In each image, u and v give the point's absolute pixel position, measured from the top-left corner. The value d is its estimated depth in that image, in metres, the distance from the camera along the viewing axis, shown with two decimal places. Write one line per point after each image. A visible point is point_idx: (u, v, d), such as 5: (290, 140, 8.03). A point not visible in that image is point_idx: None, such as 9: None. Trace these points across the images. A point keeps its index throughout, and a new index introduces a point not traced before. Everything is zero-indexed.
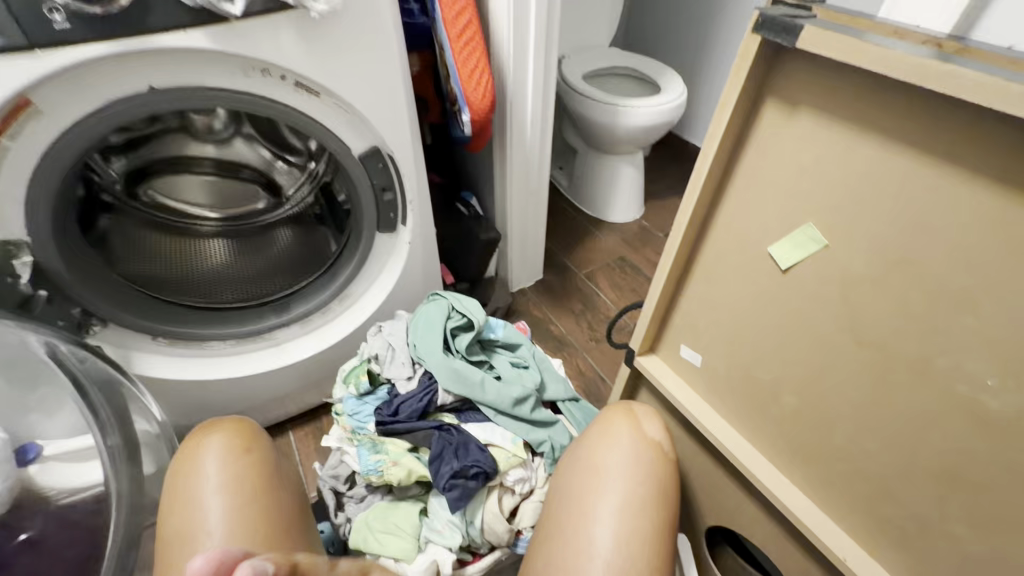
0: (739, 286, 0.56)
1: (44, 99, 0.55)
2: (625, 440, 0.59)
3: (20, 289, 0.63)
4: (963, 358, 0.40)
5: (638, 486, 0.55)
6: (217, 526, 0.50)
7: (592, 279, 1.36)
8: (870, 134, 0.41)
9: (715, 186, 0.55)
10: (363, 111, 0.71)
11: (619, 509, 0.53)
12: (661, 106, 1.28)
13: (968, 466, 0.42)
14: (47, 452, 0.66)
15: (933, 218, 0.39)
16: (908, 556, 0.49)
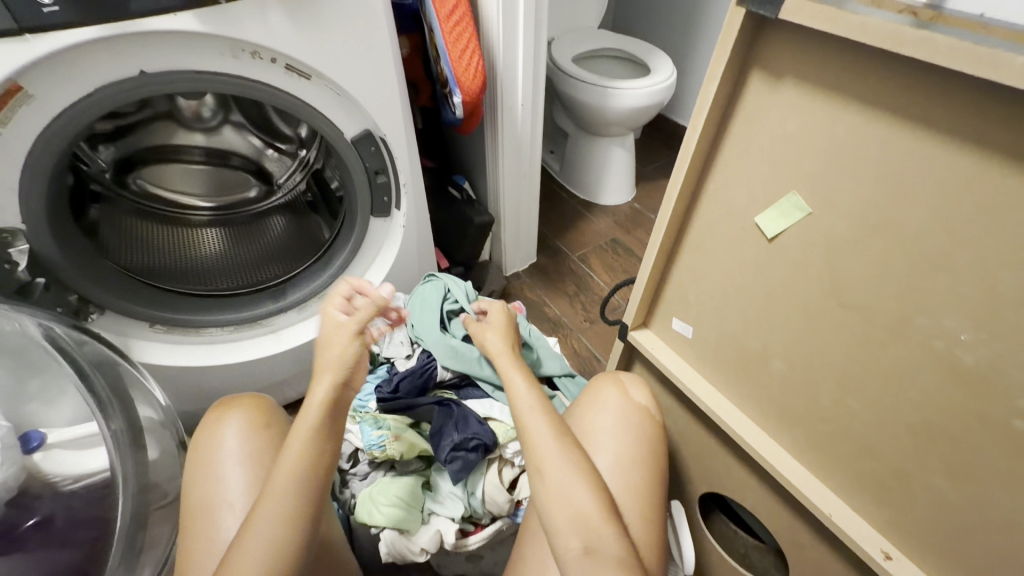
0: (728, 257, 0.58)
1: (33, 85, 0.55)
2: (615, 406, 0.64)
3: (18, 275, 0.64)
4: (939, 315, 0.42)
5: (627, 447, 0.60)
6: (237, 497, 0.57)
7: (585, 261, 1.37)
8: (851, 102, 0.42)
9: (703, 159, 0.56)
10: (355, 93, 0.71)
11: (611, 468, 0.59)
12: (651, 86, 1.28)
13: (944, 418, 0.44)
14: (50, 440, 0.65)
15: (911, 183, 0.41)
16: (889, 508, 0.52)
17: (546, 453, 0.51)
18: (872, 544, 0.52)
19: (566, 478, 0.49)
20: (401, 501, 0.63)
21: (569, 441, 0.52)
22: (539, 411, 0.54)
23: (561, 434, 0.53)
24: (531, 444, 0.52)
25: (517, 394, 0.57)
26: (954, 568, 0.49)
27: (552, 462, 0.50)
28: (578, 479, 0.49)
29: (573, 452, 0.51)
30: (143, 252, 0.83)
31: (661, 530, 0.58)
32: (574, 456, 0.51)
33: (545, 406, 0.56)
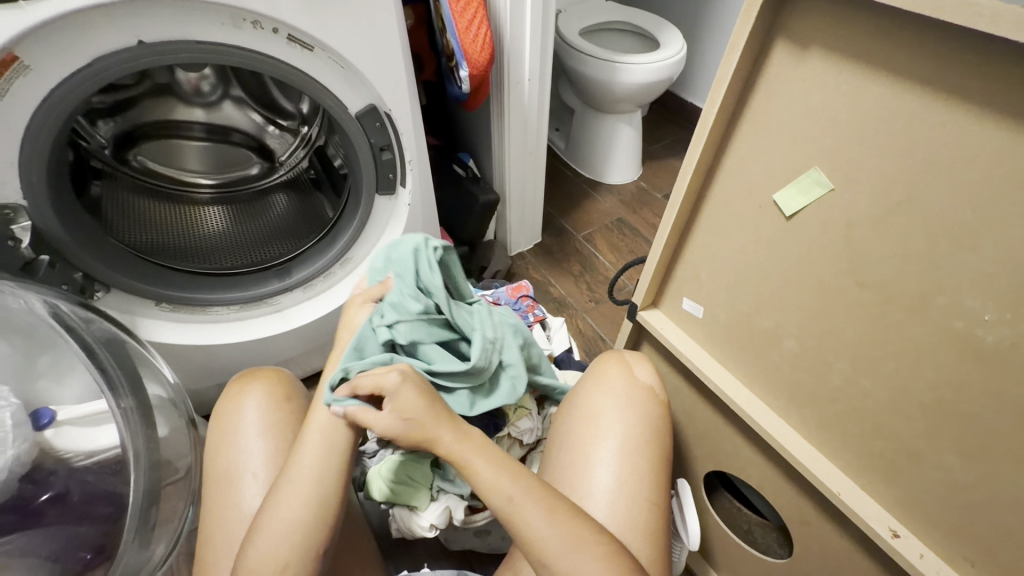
0: (744, 235, 0.57)
1: (29, 55, 0.53)
2: (619, 388, 0.64)
3: (21, 252, 0.63)
4: (962, 295, 0.41)
5: (631, 429, 0.61)
6: (260, 467, 0.58)
7: (590, 241, 1.36)
8: (880, 74, 0.41)
9: (721, 134, 0.54)
10: (359, 65, 0.69)
11: (616, 451, 0.59)
12: (661, 61, 1.25)
13: (961, 399, 0.44)
14: (61, 417, 0.66)
15: (939, 157, 0.39)
16: (898, 487, 0.52)
17: (545, 532, 0.46)
18: (878, 522, 0.53)
19: (577, 566, 0.45)
20: (410, 479, 0.63)
21: (565, 516, 0.48)
22: (524, 495, 0.48)
23: (556, 517, 0.47)
24: (529, 538, 0.47)
25: (485, 485, 0.49)
26: (960, 546, 0.49)
27: (562, 553, 0.46)
28: (589, 561, 0.45)
29: (575, 526, 0.47)
30: (146, 230, 0.82)
31: (665, 505, 0.59)
32: (575, 532, 0.47)
33: (527, 488, 0.49)
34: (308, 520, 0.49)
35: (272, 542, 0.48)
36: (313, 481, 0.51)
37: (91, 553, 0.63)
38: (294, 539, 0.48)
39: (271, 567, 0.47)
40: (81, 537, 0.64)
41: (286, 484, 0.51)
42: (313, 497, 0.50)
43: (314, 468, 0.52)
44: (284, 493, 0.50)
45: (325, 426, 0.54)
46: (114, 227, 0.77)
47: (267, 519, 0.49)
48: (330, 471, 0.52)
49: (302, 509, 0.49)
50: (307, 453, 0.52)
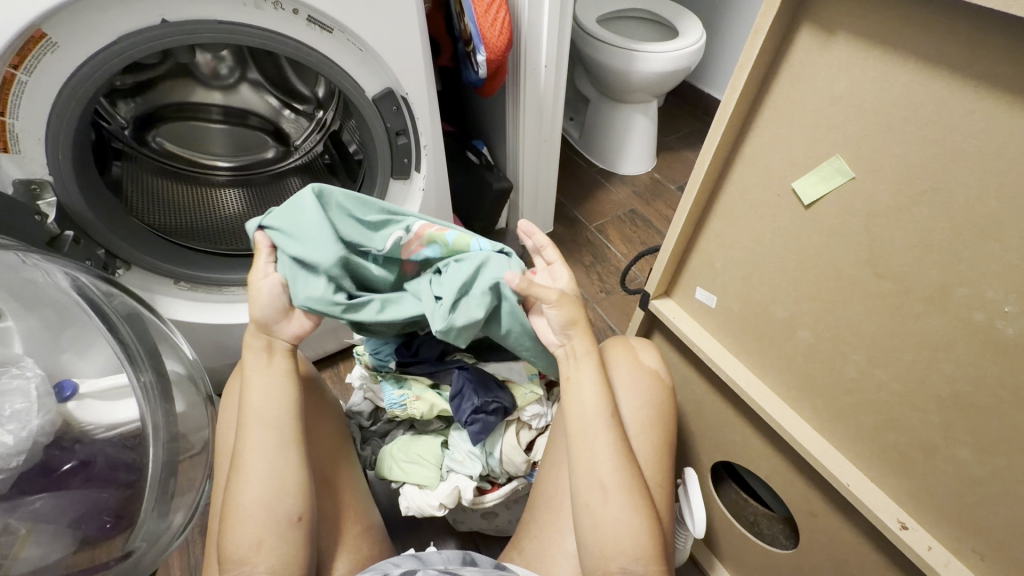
0: (760, 224, 0.56)
1: (57, 33, 0.54)
2: (624, 371, 0.63)
3: (47, 228, 0.64)
4: (983, 286, 0.41)
5: (634, 409, 0.61)
6: None
7: (602, 231, 1.35)
8: (907, 59, 0.40)
9: (743, 120, 0.54)
10: (377, 49, 0.69)
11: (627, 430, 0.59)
12: (680, 50, 1.23)
13: (977, 393, 0.44)
14: (83, 390, 0.68)
15: (965, 145, 0.39)
16: (909, 479, 0.52)
17: (604, 472, 0.51)
18: (887, 514, 0.53)
19: (615, 506, 0.50)
20: (420, 458, 0.66)
21: (627, 463, 0.52)
22: (604, 429, 0.53)
23: (622, 459, 0.52)
24: (593, 462, 0.52)
25: (585, 404, 0.55)
26: (970, 539, 0.49)
27: (612, 488, 0.51)
28: (629, 506, 0.50)
29: (629, 476, 0.51)
30: (164, 210, 0.83)
31: (669, 487, 0.60)
32: (627, 481, 0.51)
33: (612, 424, 0.54)
34: (276, 497, 0.51)
35: (245, 523, 0.49)
36: (265, 463, 0.52)
37: (110, 520, 0.67)
38: (265, 517, 0.50)
39: (250, 541, 0.49)
40: (103, 503, 0.67)
41: (243, 475, 0.51)
42: (277, 476, 0.51)
43: (264, 450, 0.52)
44: (244, 476, 0.51)
45: (260, 411, 0.54)
46: (134, 207, 0.78)
47: (235, 503, 0.51)
48: (278, 449, 0.53)
49: (266, 487, 0.51)
50: (251, 439, 0.53)
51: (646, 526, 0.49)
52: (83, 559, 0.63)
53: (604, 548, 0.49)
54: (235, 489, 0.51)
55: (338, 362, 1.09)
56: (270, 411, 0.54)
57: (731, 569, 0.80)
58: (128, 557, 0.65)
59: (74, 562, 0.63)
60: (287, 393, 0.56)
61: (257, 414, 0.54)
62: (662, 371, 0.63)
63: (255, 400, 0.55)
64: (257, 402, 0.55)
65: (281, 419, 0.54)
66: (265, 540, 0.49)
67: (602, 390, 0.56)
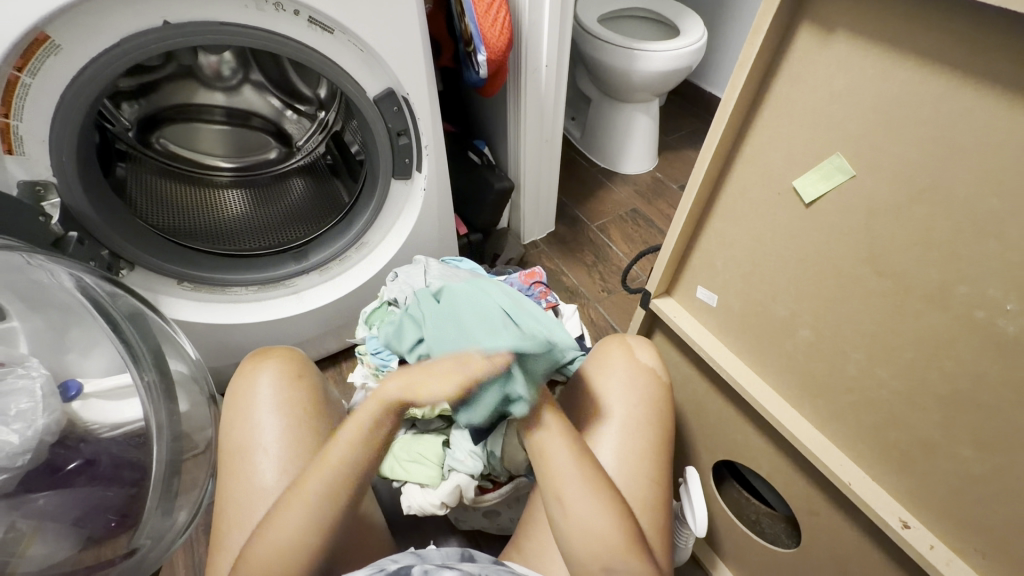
0: (760, 222, 0.56)
1: (61, 36, 0.54)
2: (620, 369, 0.64)
3: (52, 229, 0.65)
4: (984, 284, 0.41)
5: (624, 407, 0.62)
6: (274, 441, 0.60)
7: (604, 231, 1.35)
8: (906, 56, 0.40)
9: (742, 119, 0.54)
10: (378, 49, 0.69)
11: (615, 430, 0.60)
12: (681, 49, 1.23)
13: (979, 392, 0.44)
14: (87, 390, 0.69)
15: (963, 143, 0.39)
16: (911, 479, 0.52)
17: (564, 476, 0.53)
18: (889, 513, 0.53)
19: (584, 512, 0.51)
20: (422, 457, 0.66)
21: (587, 465, 0.54)
22: (560, 436, 0.55)
23: (581, 463, 0.53)
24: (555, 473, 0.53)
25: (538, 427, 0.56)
26: (971, 538, 0.49)
27: (576, 494, 0.52)
28: (600, 510, 0.51)
29: (594, 479, 0.53)
30: (168, 212, 0.84)
31: (667, 486, 0.60)
32: (593, 484, 0.52)
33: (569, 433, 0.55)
34: (311, 531, 0.50)
35: (278, 545, 0.49)
36: (323, 502, 0.51)
37: (115, 519, 0.68)
38: (295, 547, 0.50)
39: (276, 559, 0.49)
40: (108, 501, 0.68)
41: (295, 504, 0.51)
42: (325, 515, 0.51)
43: (324, 490, 0.52)
44: (292, 507, 0.51)
45: (345, 457, 0.53)
46: (138, 208, 0.79)
47: (273, 524, 0.50)
48: (336, 492, 0.52)
49: (306, 521, 0.50)
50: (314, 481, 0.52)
51: (621, 526, 0.50)
52: (89, 556, 0.65)
53: (583, 555, 0.50)
54: (281, 508, 0.51)
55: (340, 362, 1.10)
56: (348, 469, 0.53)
57: (733, 569, 0.80)
58: (133, 555, 0.66)
59: (80, 559, 0.65)
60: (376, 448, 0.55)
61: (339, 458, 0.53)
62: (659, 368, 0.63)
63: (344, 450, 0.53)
64: (345, 443, 0.54)
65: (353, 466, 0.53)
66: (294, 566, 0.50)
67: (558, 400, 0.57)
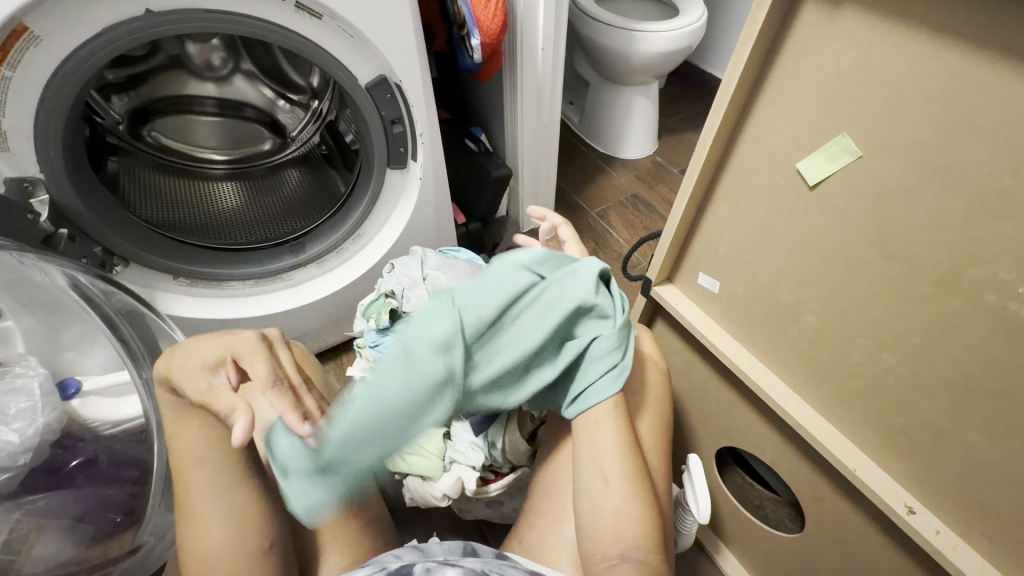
0: (765, 207, 0.55)
1: (40, 26, 0.53)
2: None
3: (41, 226, 0.64)
4: (996, 267, 0.40)
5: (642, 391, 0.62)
6: None
7: (604, 217, 1.34)
8: (916, 29, 0.38)
9: (744, 101, 0.52)
10: (367, 34, 0.67)
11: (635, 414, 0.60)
12: (681, 29, 1.20)
13: (988, 376, 0.43)
14: (86, 388, 0.71)
15: (977, 121, 0.37)
16: (918, 465, 0.51)
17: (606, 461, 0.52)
18: (895, 499, 0.52)
19: (616, 494, 0.50)
20: (423, 451, 0.65)
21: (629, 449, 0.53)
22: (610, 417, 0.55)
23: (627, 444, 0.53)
24: (597, 451, 0.53)
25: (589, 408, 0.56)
26: (978, 523, 0.48)
27: (614, 477, 0.51)
28: (630, 497, 0.50)
29: (631, 464, 0.52)
30: (162, 206, 0.82)
31: (669, 471, 0.60)
32: (630, 469, 0.52)
33: (619, 415, 0.55)
34: (238, 535, 0.48)
35: (208, 563, 0.47)
36: (218, 503, 0.50)
37: (119, 515, 0.67)
38: (226, 558, 0.47)
39: (220, 558, 0.47)
40: (111, 498, 0.68)
41: (197, 526, 0.49)
42: (233, 512, 0.49)
43: (207, 490, 0.50)
44: (200, 523, 0.49)
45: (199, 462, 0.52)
46: (130, 203, 0.78)
47: (193, 546, 0.48)
48: (224, 486, 0.51)
49: (224, 529, 0.48)
50: (198, 479, 0.51)
51: (645, 513, 0.50)
52: (95, 554, 0.64)
53: (601, 539, 0.49)
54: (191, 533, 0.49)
55: (341, 355, 1.09)
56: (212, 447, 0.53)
57: (736, 553, 0.81)
58: (138, 551, 0.66)
59: (85, 558, 0.63)
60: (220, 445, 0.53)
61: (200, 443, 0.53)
62: (658, 356, 0.64)
63: (199, 441, 0.53)
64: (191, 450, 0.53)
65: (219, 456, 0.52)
66: (246, 556, 0.47)
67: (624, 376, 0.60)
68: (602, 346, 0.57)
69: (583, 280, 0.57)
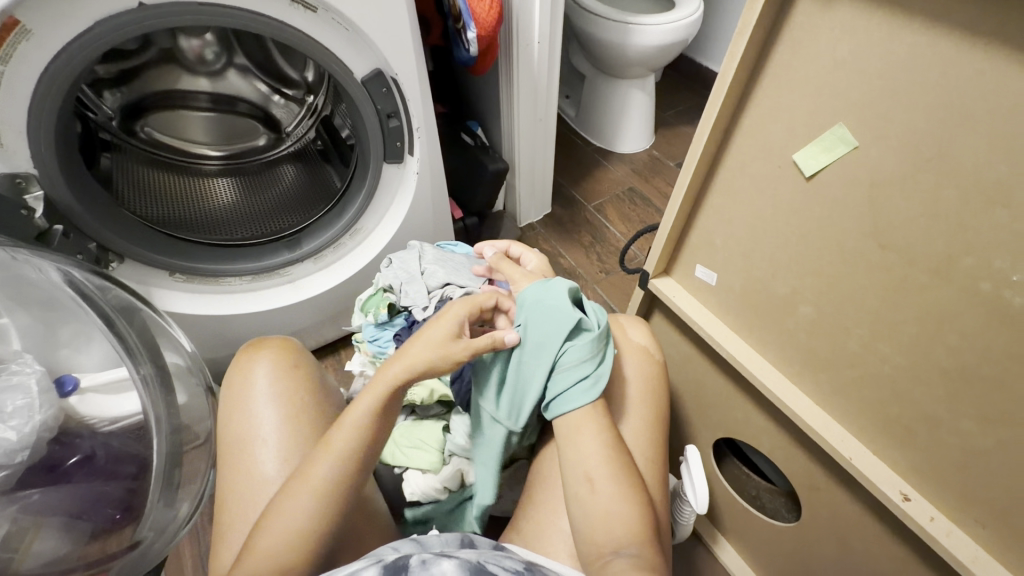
0: (762, 198, 0.55)
1: (31, 19, 0.52)
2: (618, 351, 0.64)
3: (35, 222, 0.63)
4: (991, 256, 0.40)
5: (621, 385, 0.61)
6: (271, 434, 0.59)
7: (601, 211, 1.34)
8: (913, 18, 0.38)
9: (741, 92, 0.52)
10: (362, 26, 0.67)
11: (614, 410, 0.60)
12: (677, 22, 1.20)
13: (982, 364, 0.43)
14: (83, 385, 0.70)
15: (973, 110, 0.38)
16: (913, 452, 0.52)
17: (592, 463, 0.52)
18: (890, 486, 0.53)
19: (606, 494, 0.51)
20: (422, 443, 0.66)
21: (615, 448, 0.53)
22: (595, 418, 0.55)
23: (612, 444, 0.53)
24: (580, 453, 0.53)
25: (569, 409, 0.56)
26: (973, 509, 0.49)
27: (600, 477, 0.51)
28: (619, 495, 0.51)
29: (619, 462, 0.52)
30: (157, 202, 0.82)
31: (663, 463, 0.60)
32: (618, 466, 0.52)
33: (597, 416, 0.55)
34: (312, 522, 0.49)
35: (281, 539, 0.48)
36: (319, 487, 0.50)
37: (119, 512, 0.68)
38: (294, 541, 0.48)
39: (292, 539, 0.48)
40: (108, 495, 0.68)
41: (293, 500, 0.49)
42: (321, 501, 0.50)
43: (331, 472, 0.51)
44: (291, 499, 0.50)
45: (338, 448, 0.52)
46: (124, 199, 0.77)
47: (273, 519, 0.49)
48: (347, 472, 0.51)
49: (306, 513, 0.49)
50: (324, 462, 0.51)
51: (636, 509, 0.50)
52: (93, 551, 0.65)
53: (595, 538, 0.49)
54: (279, 505, 0.50)
55: (339, 351, 1.09)
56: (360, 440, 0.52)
57: (733, 543, 0.82)
58: (136, 547, 0.67)
59: (85, 554, 0.65)
60: (366, 435, 0.53)
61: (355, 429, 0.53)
62: (653, 348, 0.64)
63: (352, 423, 0.53)
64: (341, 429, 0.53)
65: (360, 444, 0.52)
66: (310, 547, 0.48)
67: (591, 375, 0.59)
68: (575, 355, 0.57)
69: (555, 301, 0.59)
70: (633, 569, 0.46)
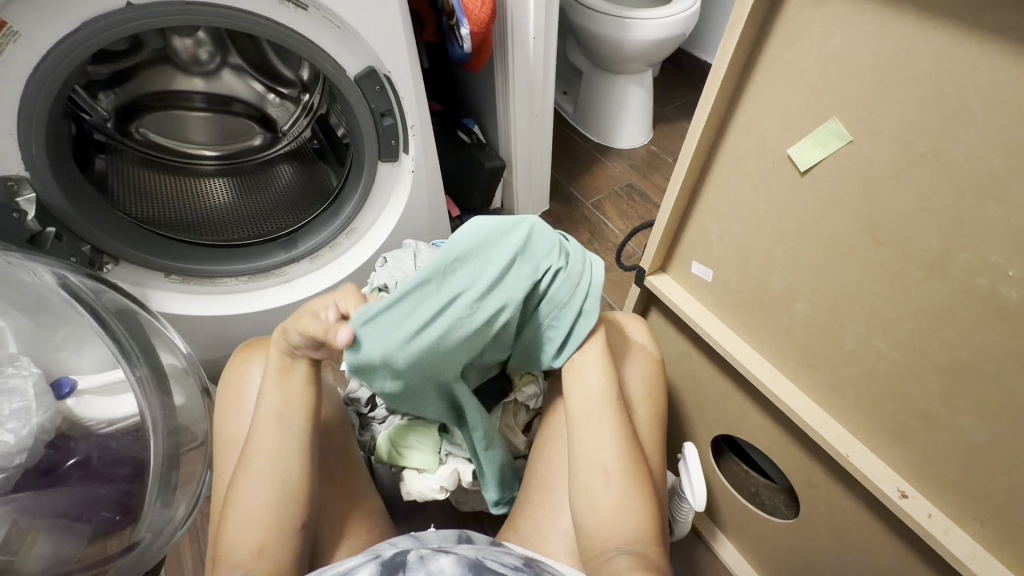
0: (756, 194, 0.55)
1: (19, 20, 0.52)
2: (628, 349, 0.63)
3: (27, 225, 0.64)
4: (986, 250, 0.40)
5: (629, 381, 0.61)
6: None
7: (599, 208, 1.33)
8: (906, 10, 0.38)
9: (734, 87, 0.52)
10: (354, 24, 0.66)
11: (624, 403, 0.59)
12: (673, 16, 1.19)
13: (978, 359, 0.43)
14: (80, 386, 0.71)
15: (967, 103, 0.37)
16: (909, 449, 0.51)
17: (605, 455, 0.51)
18: (887, 484, 0.52)
19: (615, 490, 0.50)
20: (420, 443, 0.65)
21: (629, 444, 0.53)
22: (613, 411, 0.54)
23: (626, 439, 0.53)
24: (593, 446, 0.52)
25: (587, 399, 0.54)
26: (970, 505, 0.48)
27: (614, 471, 0.51)
28: (630, 492, 0.50)
29: (632, 458, 0.52)
30: (153, 203, 0.82)
31: (662, 461, 0.60)
32: (631, 463, 0.51)
33: (615, 411, 0.54)
34: (276, 508, 0.50)
35: (248, 526, 0.49)
36: (273, 473, 0.51)
37: (117, 513, 0.67)
38: (264, 526, 0.49)
39: (259, 525, 0.49)
40: (102, 498, 0.67)
41: (247, 487, 0.50)
42: (278, 486, 0.51)
43: (274, 454, 0.51)
44: (248, 485, 0.50)
45: (270, 429, 0.52)
46: (117, 200, 0.77)
47: (236, 507, 0.50)
48: (287, 452, 0.52)
49: (267, 496, 0.50)
50: (269, 442, 0.52)
51: (645, 507, 0.50)
52: (93, 552, 0.65)
53: (601, 532, 0.49)
54: (236, 493, 0.51)
55: None
56: (291, 411, 0.53)
57: (732, 540, 0.81)
58: (133, 549, 0.66)
59: (85, 555, 0.64)
60: (304, 410, 0.54)
61: (287, 398, 0.53)
62: (652, 346, 0.64)
63: (281, 399, 0.53)
64: (271, 408, 0.53)
65: (297, 419, 0.53)
66: (280, 530, 0.50)
67: (606, 369, 0.56)
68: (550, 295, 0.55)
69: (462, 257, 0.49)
70: (634, 565, 0.46)
